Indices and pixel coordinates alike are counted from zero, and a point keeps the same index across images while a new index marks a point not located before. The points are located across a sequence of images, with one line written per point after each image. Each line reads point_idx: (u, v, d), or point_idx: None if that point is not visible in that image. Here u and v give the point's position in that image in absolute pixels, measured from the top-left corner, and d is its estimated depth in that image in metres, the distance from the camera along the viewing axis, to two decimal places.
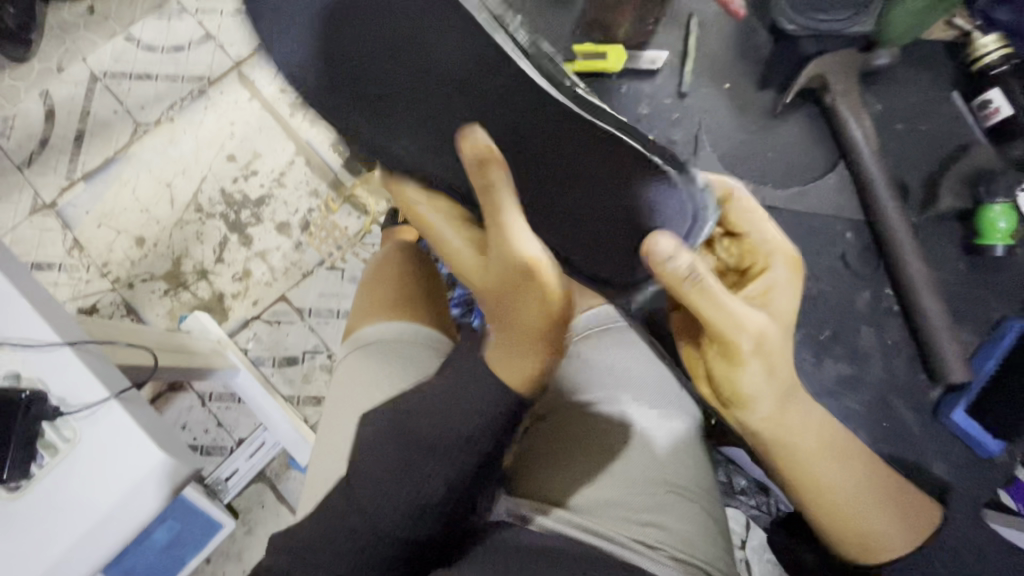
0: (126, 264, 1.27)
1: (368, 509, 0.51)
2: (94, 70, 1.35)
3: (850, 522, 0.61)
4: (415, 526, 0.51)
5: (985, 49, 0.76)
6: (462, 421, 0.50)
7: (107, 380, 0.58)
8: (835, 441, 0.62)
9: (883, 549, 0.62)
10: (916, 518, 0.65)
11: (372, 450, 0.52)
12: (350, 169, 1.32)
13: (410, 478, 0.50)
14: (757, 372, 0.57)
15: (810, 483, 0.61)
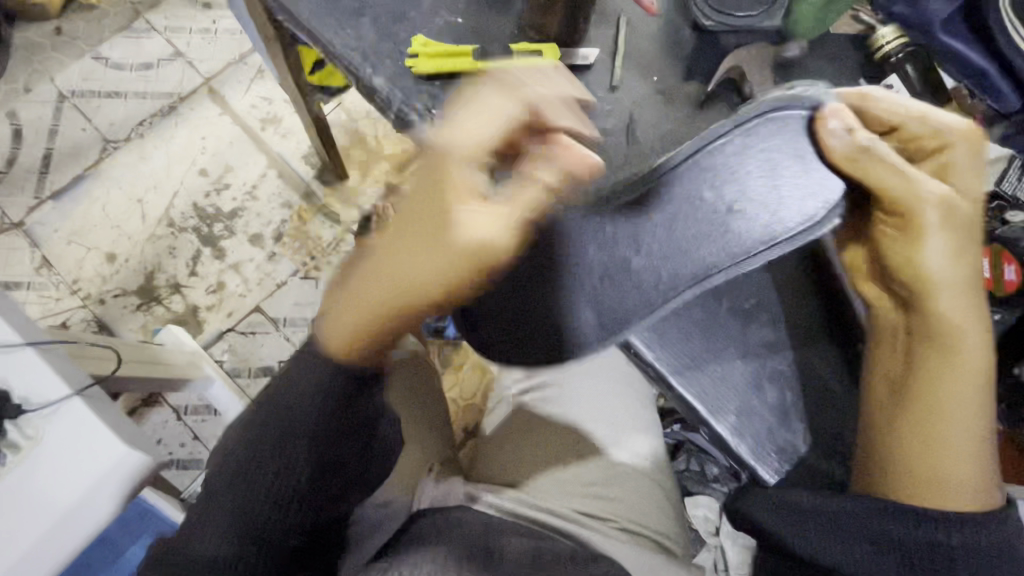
0: (97, 281, 1.27)
1: (232, 491, 0.50)
2: (62, 90, 1.36)
3: (925, 443, 0.46)
4: (290, 507, 0.50)
5: (884, 42, 0.58)
6: (314, 392, 0.49)
7: (70, 378, 0.60)
8: (978, 374, 0.46)
9: (944, 495, 0.45)
10: (992, 493, 0.45)
11: (239, 426, 0.52)
12: (322, 180, 1.35)
13: (272, 455, 0.50)
14: (938, 249, 0.46)
15: (939, 402, 0.46)
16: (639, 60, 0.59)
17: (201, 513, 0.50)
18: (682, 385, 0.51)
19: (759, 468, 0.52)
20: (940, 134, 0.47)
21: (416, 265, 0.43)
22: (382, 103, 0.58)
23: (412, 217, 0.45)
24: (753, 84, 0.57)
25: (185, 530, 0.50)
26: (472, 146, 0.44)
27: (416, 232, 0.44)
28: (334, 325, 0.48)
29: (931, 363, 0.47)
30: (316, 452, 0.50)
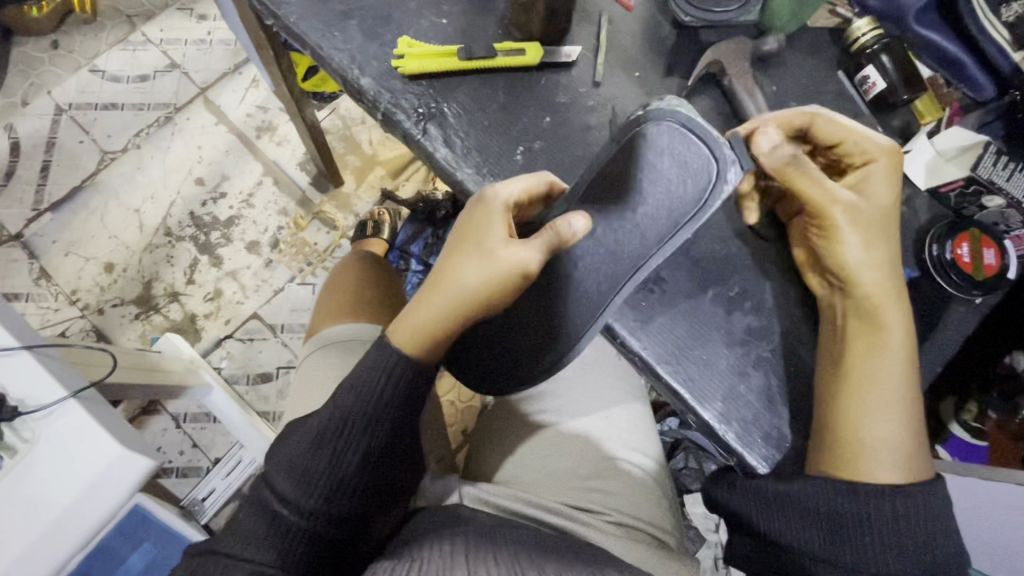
0: (96, 290, 1.28)
1: (294, 494, 0.50)
2: (59, 102, 1.38)
3: (846, 418, 0.47)
4: (341, 508, 0.52)
5: (860, 33, 0.59)
6: (389, 396, 0.51)
7: (66, 381, 0.61)
8: (890, 351, 0.48)
9: (869, 466, 0.46)
10: (922, 464, 0.47)
11: (294, 429, 0.53)
12: (318, 187, 1.36)
13: (331, 459, 0.51)
14: (853, 245, 0.48)
15: (862, 380, 0.47)
16: (620, 57, 0.60)
17: (255, 515, 0.51)
18: (667, 373, 0.52)
19: (747, 455, 0.51)
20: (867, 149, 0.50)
21: (474, 281, 0.48)
22: (368, 103, 0.59)
23: (481, 244, 0.48)
24: (732, 77, 0.58)
25: (232, 536, 0.51)
26: (516, 191, 0.50)
27: (477, 258, 0.48)
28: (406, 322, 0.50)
29: (862, 346, 0.48)
30: (376, 454, 0.52)
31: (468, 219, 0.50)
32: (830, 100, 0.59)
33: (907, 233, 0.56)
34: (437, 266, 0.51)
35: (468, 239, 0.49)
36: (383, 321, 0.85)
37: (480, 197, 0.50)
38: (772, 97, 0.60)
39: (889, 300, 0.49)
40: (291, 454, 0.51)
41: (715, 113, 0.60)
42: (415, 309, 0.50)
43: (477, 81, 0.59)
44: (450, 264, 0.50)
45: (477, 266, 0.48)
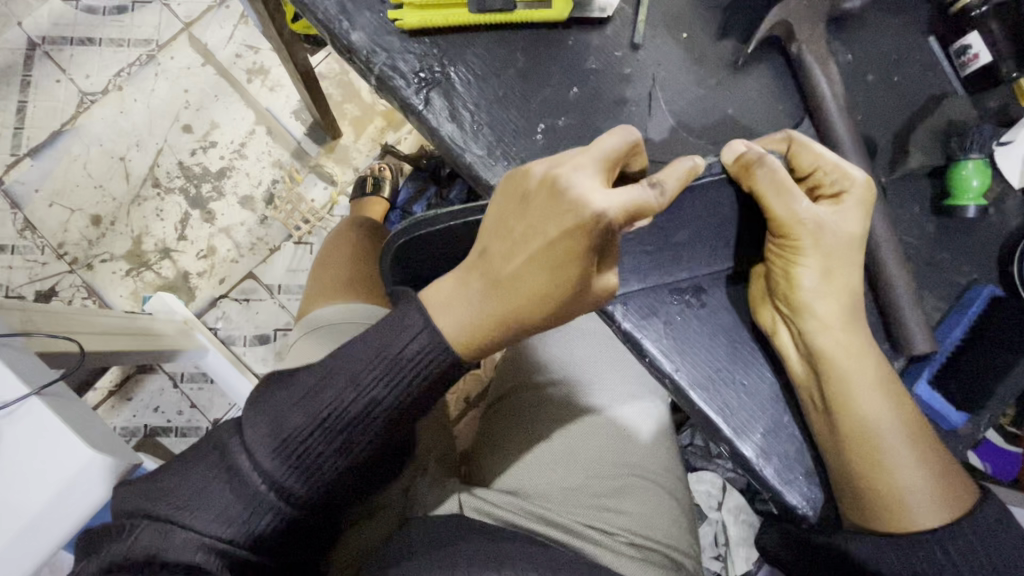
0: (83, 244, 1.20)
1: (280, 473, 0.41)
2: (32, 36, 1.25)
3: (866, 472, 0.42)
4: (330, 497, 0.44)
5: None
6: (412, 380, 0.42)
7: (28, 376, 0.55)
8: (880, 398, 0.43)
9: (905, 514, 0.42)
10: (962, 494, 0.43)
11: (292, 393, 0.42)
12: (315, 138, 1.25)
13: (338, 449, 0.42)
14: (813, 270, 0.43)
15: (856, 437, 0.43)
16: (665, 13, 0.50)
17: (226, 488, 0.41)
18: (701, 399, 0.45)
19: (785, 493, 0.46)
20: (846, 177, 0.43)
21: (579, 263, 0.39)
22: (361, 64, 0.49)
23: (570, 267, 0.39)
24: (801, 44, 0.47)
25: (191, 502, 0.41)
26: (619, 208, 0.37)
27: (565, 279, 0.39)
28: (452, 326, 0.41)
29: (841, 396, 0.43)
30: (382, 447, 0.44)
31: (547, 224, 0.39)
32: (918, 74, 0.49)
33: (991, 242, 0.48)
34: (503, 272, 0.40)
35: (556, 258, 0.39)
36: (379, 301, 0.78)
37: (572, 204, 0.38)
38: (846, 68, 0.49)
39: (860, 336, 0.44)
40: (271, 421, 0.41)
41: (774, 88, 0.50)
42: (471, 312, 0.41)
43: (490, 40, 0.49)
44: (521, 278, 0.40)
45: (552, 282, 0.40)
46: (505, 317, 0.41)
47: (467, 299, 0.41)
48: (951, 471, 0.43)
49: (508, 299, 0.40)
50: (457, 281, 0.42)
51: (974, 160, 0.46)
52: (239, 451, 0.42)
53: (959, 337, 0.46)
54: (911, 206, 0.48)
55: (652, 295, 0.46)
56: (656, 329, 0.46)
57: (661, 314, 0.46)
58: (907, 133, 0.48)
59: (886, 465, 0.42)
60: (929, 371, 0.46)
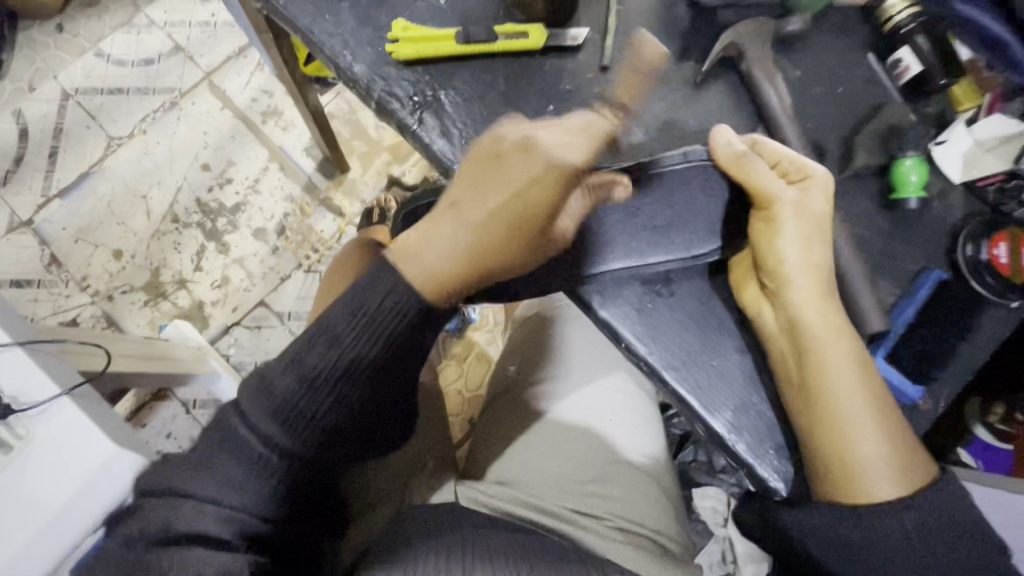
0: (105, 277, 1.28)
1: (277, 441, 0.45)
2: (66, 87, 1.36)
3: (828, 445, 0.45)
4: (327, 461, 0.48)
5: (893, 11, 0.54)
6: (387, 333, 0.45)
7: (60, 378, 0.60)
8: (859, 365, 0.46)
9: (868, 488, 0.45)
10: (922, 468, 0.46)
11: (279, 362, 0.46)
12: (324, 173, 1.33)
13: (329, 412, 0.46)
14: (791, 242, 0.47)
15: (829, 410, 0.45)
16: (629, 40, 0.56)
17: (228, 452, 0.45)
18: (674, 379, 0.49)
19: (757, 467, 0.49)
20: (809, 168, 0.48)
21: (532, 199, 0.45)
22: (362, 92, 0.56)
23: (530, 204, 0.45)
24: (751, 62, 0.53)
25: (195, 480, 0.45)
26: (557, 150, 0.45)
27: (522, 218, 0.45)
28: (419, 273, 0.45)
29: (817, 367, 0.46)
30: (367, 405, 0.47)
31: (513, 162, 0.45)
32: (861, 85, 0.55)
33: (938, 233, 0.52)
34: (472, 219, 0.45)
35: (517, 194, 0.45)
36: None
37: (518, 148, 0.46)
38: (795, 82, 0.55)
39: (836, 311, 0.47)
40: (265, 390, 0.45)
41: (732, 100, 0.55)
42: (438, 257, 0.45)
43: (475, 68, 0.55)
44: (481, 214, 0.45)
45: (513, 218, 0.45)
46: (476, 256, 0.45)
47: (436, 241, 0.45)
48: (910, 447, 0.46)
49: (474, 239, 0.45)
50: (424, 229, 0.46)
51: (911, 157, 0.51)
52: (233, 427, 0.45)
53: (910, 317, 0.50)
54: (862, 201, 0.53)
55: (624, 284, 0.51)
56: (629, 316, 0.50)
57: (633, 301, 0.51)
58: (853, 137, 0.54)
59: (851, 438, 0.45)
60: (883, 348, 0.50)
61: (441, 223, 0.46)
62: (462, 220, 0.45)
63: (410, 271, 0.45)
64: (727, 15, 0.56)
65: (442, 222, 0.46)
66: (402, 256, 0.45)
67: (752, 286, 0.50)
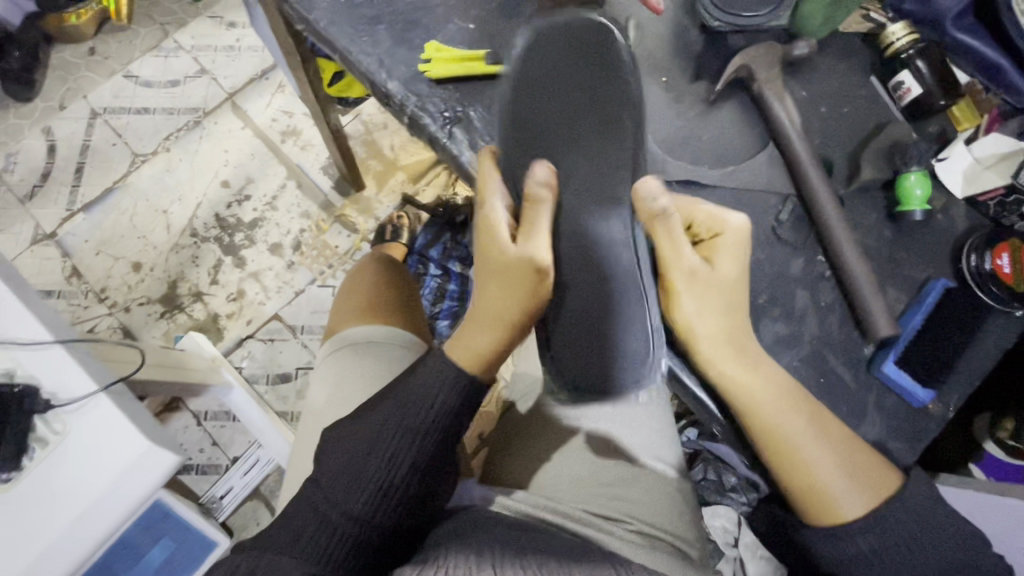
0: (124, 289, 1.31)
1: (362, 481, 0.53)
2: (95, 107, 1.42)
3: (796, 464, 0.48)
4: (407, 497, 0.54)
5: (894, 38, 0.57)
6: (444, 405, 0.55)
7: (95, 375, 0.62)
8: (783, 396, 0.48)
9: (835, 503, 0.48)
10: (888, 477, 0.49)
11: (369, 418, 0.56)
12: (340, 191, 1.37)
13: (410, 451, 0.54)
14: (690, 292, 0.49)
15: (769, 436, 0.48)
16: (645, 61, 0.60)
17: (306, 513, 0.52)
18: (693, 380, 0.54)
19: None
20: (724, 221, 0.50)
21: (518, 269, 0.51)
22: (396, 107, 0.60)
23: (524, 285, 0.51)
24: (761, 83, 0.57)
25: (285, 531, 0.52)
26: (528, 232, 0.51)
27: (521, 296, 0.52)
28: (465, 355, 0.55)
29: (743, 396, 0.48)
30: (442, 443, 0.56)
31: (490, 244, 0.53)
32: (865, 106, 0.58)
33: (941, 244, 0.55)
34: (492, 314, 0.53)
35: (505, 269, 0.52)
36: (397, 324, 0.85)
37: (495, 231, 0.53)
38: (803, 102, 0.59)
39: (740, 343, 0.49)
40: (353, 439, 0.55)
41: (743, 119, 0.59)
42: (478, 341, 0.54)
43: (551, 52, 0.55)
44: (484, 291, 0.53)
45: (513, 293, 0.52)
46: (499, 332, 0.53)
47: (476, 336, 0.54)
48: (868, 459, 0.49)
49: (488, 328, 0.53)
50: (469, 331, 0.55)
51: (915, 172, 0.54)
52: (322, 480, 0.54)
53: (919, 323, 0.52)
54: (867, 213, 0.56)
55: (635, 331, 0.52)
56: (632, 359, 0.52)
57: (640, 345, 0.52)
58: (858, 153, 0.57)
59: (804, 459, 0.48)
60: (894, 353, 0.52)
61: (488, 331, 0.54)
62: (494, 311, 0.53)
63: (467, 351, 0.55)
64: (737, 40, 0.60)
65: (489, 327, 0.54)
66: (461, 346, 0.55)
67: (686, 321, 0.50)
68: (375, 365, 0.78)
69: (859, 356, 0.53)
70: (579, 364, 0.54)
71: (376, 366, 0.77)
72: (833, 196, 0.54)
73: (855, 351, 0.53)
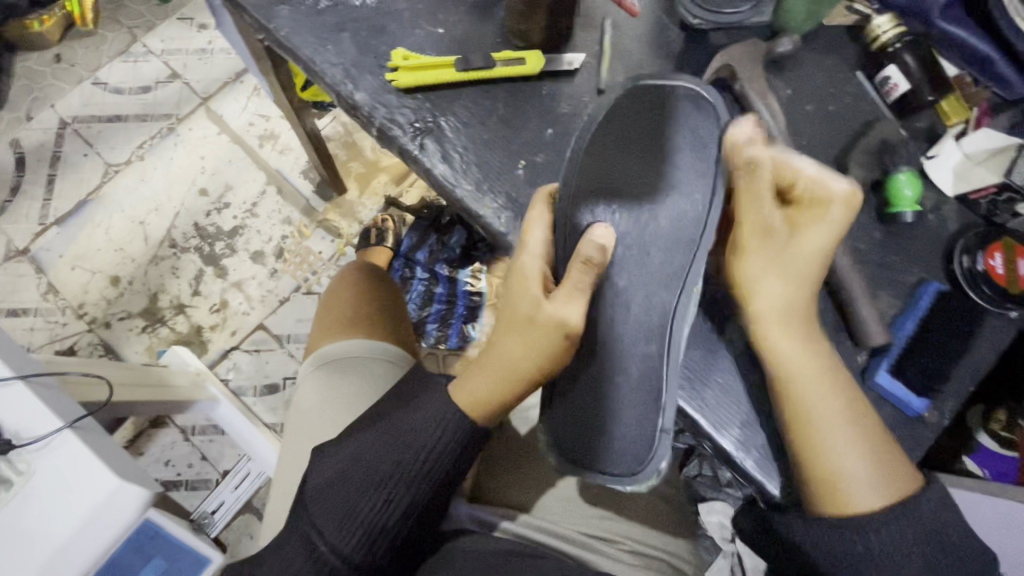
0: (102, 304, 1.27)
1: (353, 522, 0.51)
2: (63, 116, 1.37)
3: (807, 448, 0.47)
4: (404, 532, 0.52)
5: (880, 32, 0.55)
6: (440, 446, 0.52)
7: (61, 410, 0.59)
8: (830, 365, 0.48)
9: (849, 497, 0.46)
10: (906, 481, 0.46)
11: (359, 462, 0.52)
12: (322, 195, 1.34)
13: (405, 492, 0.52)
14: (764, 270, 0.48)
15: (797, 406, 0.47)
16: (625, 63, 0.57)
17: (294, 542, 0.51)
18: (681, 398, 0.54)
19: (765, 482, 0.52)
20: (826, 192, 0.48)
21: (552, 338, 0.49)
22: (363, 118, 0.57)
23: (549, 347, 0.50)
24: (744, 83, 0.54)
25: (275, 560, 0.51)
26: (564, 294, 0.49)
27: (548, 358, 0.50)
28: (470, 401, 0.52)
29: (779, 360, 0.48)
30: (439, 482, 0.52)
31: (520, 294, 0.51)
32: (851, 103, 0.56)
33: (934, 245, 0.53)
34: (507, 364, 0.51)
35: (534, 324, 0.50)
36: (381, 336, 0.82)
37: (530, 290, 0.50)
38: (788, 101, 0.57)
39: (803, 317, 0.48)
40: (342, 484, 0.52)
41: (726, 120, 0.56)
42: (485, 388, 0.51)
43: (632, 123, 0.52)
44: (506, 341, 0.51)
45: (532, 352, 0.50)
46: (507, 383, 0.51)
47: (484, 386, 0.51)
48: (889, 456, 0.47)
49: (499, 382, 0.51)
50: (480, 376, 0.52)
51: (904, 171, 0.52)
52: (311, 516, 0.51)
53: (911, 330, 0.51)
54: (857, 215, 0.54)
55: (640, 408, 0.50)
56: (632, 446, 0.50)
57: (647, 429, 0.50)
58: (847, 153, 0.55)
59: (819, 440, 0.47)
60: (887, 361, 0.50)
61: (501, 387, 0.51)
62: (511, 359, 0.50)
63: (473, 394, 0.52)
64: (718, 37, 0.57)
65: (507, 383, 0.51)
66: (471, 387, 0.52)
67: (768, 284, 0.48)
68: (359, 382, 0.75)
69: (853, 365, 0.51)
70: (582, 442, 0.52)
71: (361, 382, 0.75)
72: None
73: (849, 360, 0.52)
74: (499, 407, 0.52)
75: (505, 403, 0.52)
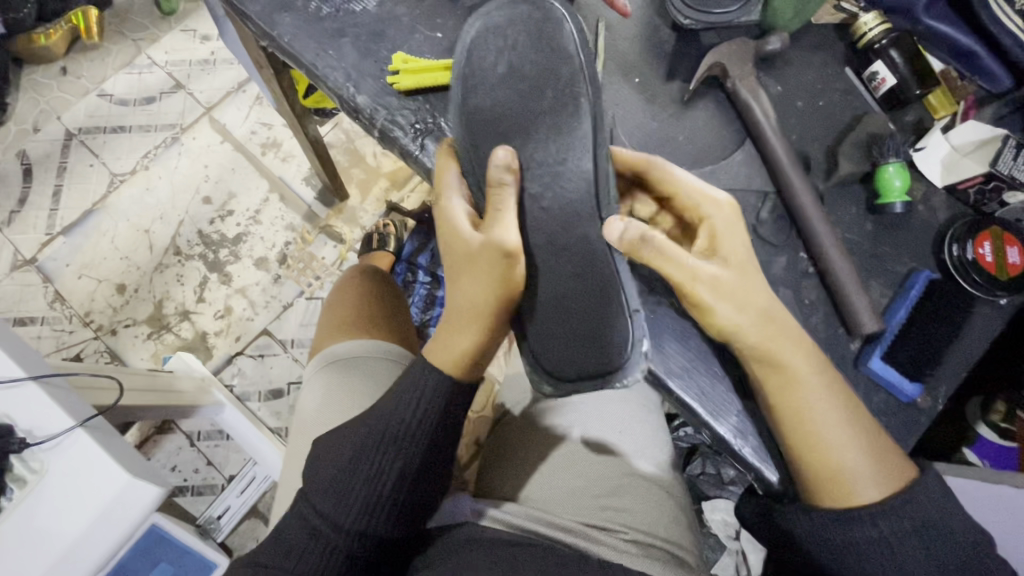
0: (108, 311, 1.29)
1: (349, 495, 0.53)
2: (69, 127, 1.39)
3: (814, 452, 0.47)
4: (398, 503, 0.54)
5: (867, 28, 0.56)
6: (425, 417, 0.53)
7: (72, 410, 0.60)
8: (807, 366, 0.48)
9: (852, 491, 0.47)
10: (904, 471, 0.47)
11: (350, 439, 0.54)
12: (324, 201, 1.35)
13: (395, 463, 0.53)
14: (724, 303, 0.47)
15: (800, 416, 0.47)
16: (619, 63, 0.59)
17: (296, 528, 0.53)
18: (678, 386, 0.54)
19: (764, 470, 0.53)
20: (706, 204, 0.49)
21: (490, 262, 0.49)
22: (365, 120, 0.59)
23: (496, 273, 0.49)
24: (734, 80, 0.56)
25: (279, 549, 0.53)
26: (493, 221, 0.49)
27: (498, 285, 0.49)
28: (446, 358, 0.52)
29: (777, 380, 0.48)
30: (427, 453, 0.54)
31: (454, 239, 0.51)
32: (841, 99, 0.57)
33: (924, 235, 0.55)
34: (460, 306, 0.51)
35: (471, 258, 0.50)
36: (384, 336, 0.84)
37: (459, 233, 0.51)
38: (778, 97, 0.58)
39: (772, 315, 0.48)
40: (335, 462, 0.53)
41: (718, 116, 0.58)
42: (454, 341, 0.52)
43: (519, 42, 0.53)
44: (457, 287, 0.51)
45: (487, 285, 0.49)
46: (472, 324, 0.51)
47: (455, 339, 0.52)
48: (889, 449, 0.48)
49: (462, 329, 0.51)
50: (449, 334, 0.52)
51: (893, 163, 0.53)
52: (310, 502, 0.53)
53: (903, 318, 0.52)
54: (848, 207, 0.55)
55: (611, 303, 0.50)
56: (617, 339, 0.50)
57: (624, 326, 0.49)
58: (836, 147, 0.56)
59: (823, 443, 0.47)
60: (880, 348, 0.52)
61: (466, 327, 0.51)
62: (467, 302, 0.51)
63: (450, 353, 0.52)
64: (709, 37, 0.59)
65: (469, 325, 0.51)
66: (442, 347, 0.52)
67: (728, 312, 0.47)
68: (361, 379, 0.76)
69: (846, 353, 0.53)
70: (581, 357, 0.51)
71: (363, 379, 0.76)
72: (813, 192, 0.54)
73: (843, 349, 0.53)
74: (478, 351, 0.52)
75: (482, 343, 0.52)
